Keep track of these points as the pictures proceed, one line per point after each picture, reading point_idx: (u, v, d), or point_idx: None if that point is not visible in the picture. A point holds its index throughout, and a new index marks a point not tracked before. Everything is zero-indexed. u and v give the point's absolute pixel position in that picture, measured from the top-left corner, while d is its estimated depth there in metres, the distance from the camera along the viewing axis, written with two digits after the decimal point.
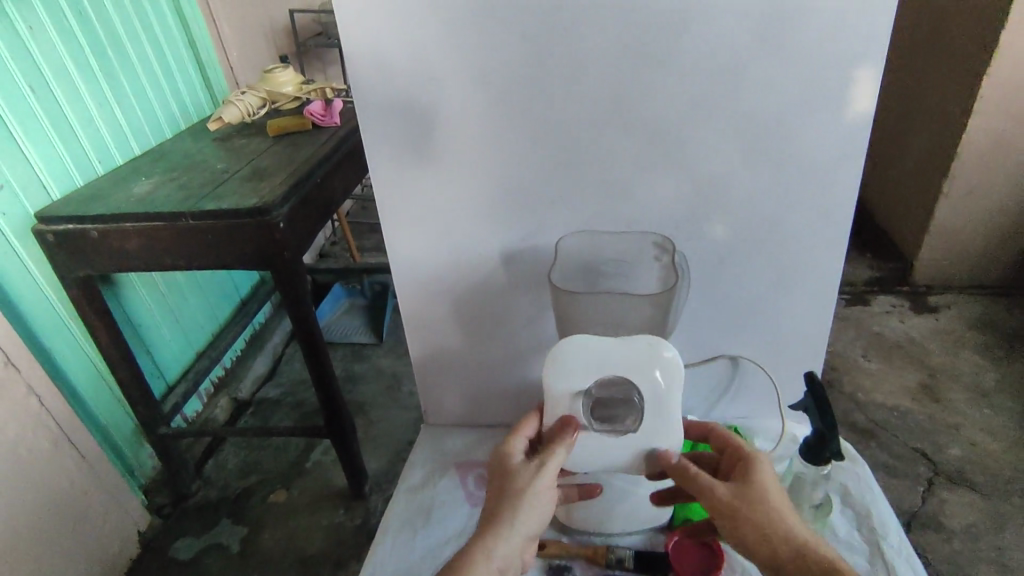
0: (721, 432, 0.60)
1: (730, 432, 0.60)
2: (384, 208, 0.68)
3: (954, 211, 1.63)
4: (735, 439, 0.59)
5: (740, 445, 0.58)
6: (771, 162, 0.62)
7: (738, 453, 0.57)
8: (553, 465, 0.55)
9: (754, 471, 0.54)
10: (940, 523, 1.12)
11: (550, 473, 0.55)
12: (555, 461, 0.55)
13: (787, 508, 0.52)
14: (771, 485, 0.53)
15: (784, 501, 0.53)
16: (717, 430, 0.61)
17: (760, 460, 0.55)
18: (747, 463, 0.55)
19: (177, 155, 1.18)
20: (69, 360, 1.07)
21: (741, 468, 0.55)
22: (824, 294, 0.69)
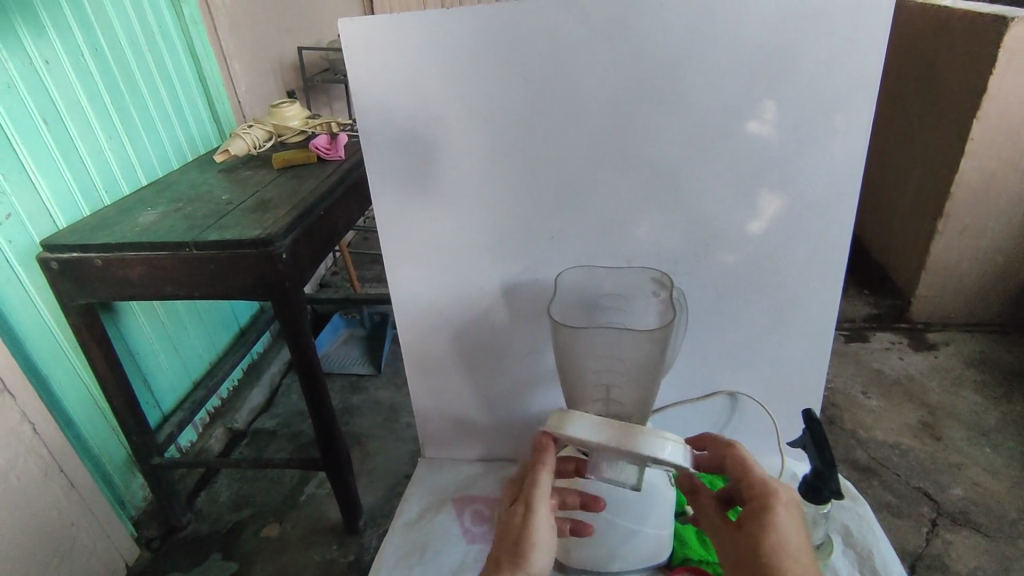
0: (737, 455, 0.57)
1: (746, 457, 0.57)
2: (387, 241, 0.70)
3: (948, 249, 1.65)
4: (749, 469, 0.56)
5: (753, 480, 0.55)
6: (768, 200, 0.63)
7: (751, 490, 0.55)
8: (542, 498, 0.56)
9: (763, 518, 0.53)
10: (946, 566, 1.09)
11: (542, 508, 0.55)
12: (541, 492, 0.56)
13: (797, 560, 0.51)
14: (779, 534, 0.52)
15: (795, 551, 0.51)
16: (732, 452, 0.58)
17: (769, 507, 0.53)
18: (758, 507, 0.53)
19: (183, 186, 1.20)
20: (65, 388, 1.07)
21: (750, 513, 0.54)
22: (821, 330, 0.69)
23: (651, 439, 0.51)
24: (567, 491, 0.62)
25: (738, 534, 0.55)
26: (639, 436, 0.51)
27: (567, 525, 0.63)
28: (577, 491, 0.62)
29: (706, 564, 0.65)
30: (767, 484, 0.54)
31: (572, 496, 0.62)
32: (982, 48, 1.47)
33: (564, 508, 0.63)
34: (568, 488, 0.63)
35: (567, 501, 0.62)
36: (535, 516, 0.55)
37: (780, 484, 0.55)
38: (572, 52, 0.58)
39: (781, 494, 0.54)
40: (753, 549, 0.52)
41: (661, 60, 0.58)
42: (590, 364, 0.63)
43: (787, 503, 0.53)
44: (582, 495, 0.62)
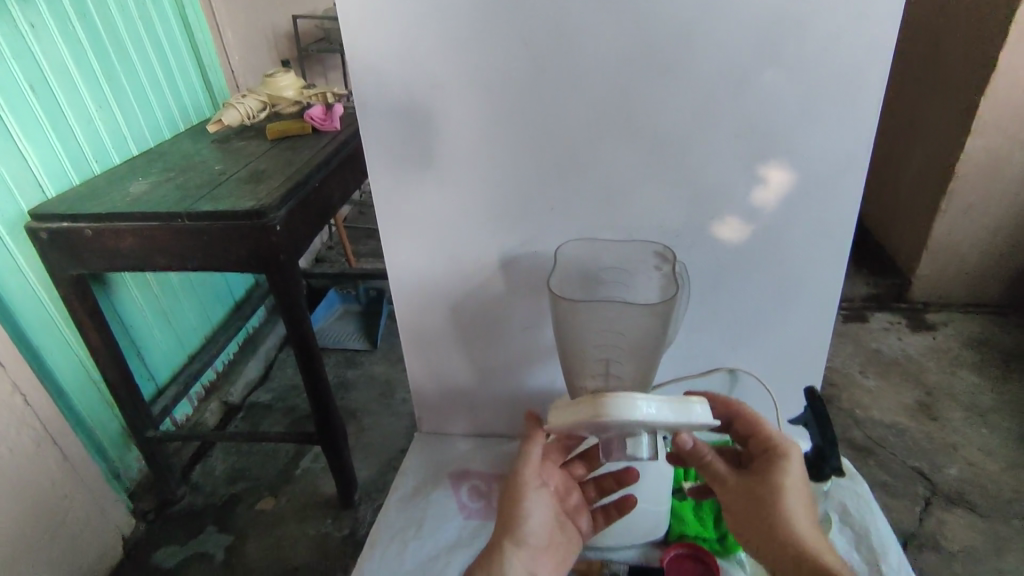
0: (747, 410, 0.56)
1: (756, 411, 0.56)
2: (383, 214, 0.68)
3: (951, 230, 1.63)
4: (763, 423, 0.55)
5: (767, 431, 0.54)
6: (774, 172, 0.61)
7: (764, 444, 0.54)
8: (529, 472, 0.56)
9: (777, 468, 0.52)
10: (939, 544, 1.10)
11: (529, 479, 0.56)
12: (528, 466, 0.56)
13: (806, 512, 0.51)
14: (793, 485, 0.51)
15: (804, 502, 0.51)
16: (740, 408, 0.57)
17: (784, 458, 0.52)
18: (772, 457, 0.53)
19: (176, 155, 1.17)
20: (57, 360, 1.06)
21: (764, 466, 0.53)
22: (824, 306, 0.68)
23: (615, 402, 0.48)
24: (602, 477, 0.65)
25: (745, 485, 0.53)
26: (600, 404, 0.48)
27: (612, 508, 0.63)
28: (609, 474, 0.64)
29: (702, 540, 0.64)
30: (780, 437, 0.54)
31: (608, 482, 0.64)
32: (993, 23, 1.43)
33: (601, 496, 0.65)
34: (601, 474, 0.65)
35: (603, 487, 0.64)
36: (520, 489, 0.56)
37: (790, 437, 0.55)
38: (572, 17, 0.56)
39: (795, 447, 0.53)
40: (764, 499, 0.51)
41: (667, 24, 0.55)
42: (589, 338, 0.61)
43: (800, 456, 0.53)
44: (614, 474, 0.64)
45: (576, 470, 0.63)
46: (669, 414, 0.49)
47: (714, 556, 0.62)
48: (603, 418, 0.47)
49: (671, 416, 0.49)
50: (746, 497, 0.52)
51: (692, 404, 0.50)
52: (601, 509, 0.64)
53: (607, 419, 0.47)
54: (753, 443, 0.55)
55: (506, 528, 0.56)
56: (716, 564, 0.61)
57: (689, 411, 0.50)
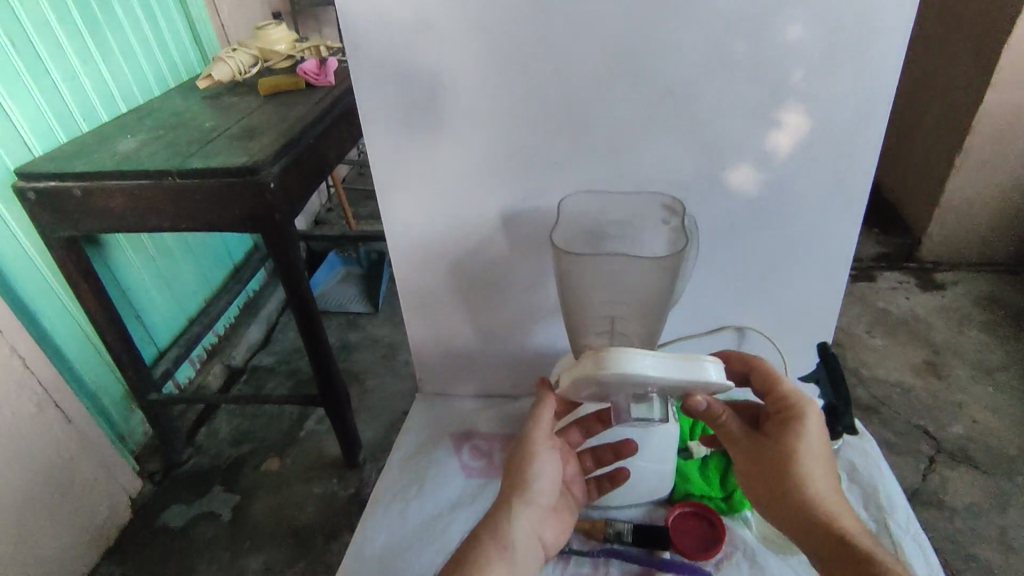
0: (764, 367, 0.55)
1: (773, 369, 0.54)
2: (378, 169, 0.65)
3: (964, 186, 1.59)
4: (779, 380, 0.53)
5: (783, 389, 0.52)
6: (791, 118, 0.58)
7: (781, 404, 0.52)
8: (540, 436, 0.55)
9: (793, 427, 0.50)
10: (942, 501, 1.10)
11: (540, 442, 0.55)
12: (539, 430, 0.55)
13: (822, 472, 0.49)
14: (810, 444, 0.50)
15: (821, 463, 0.50)
16: (758, 367, 0.55)
17: (800, 417, 0.51)
18: (788, 416, 0.51)
19: (166, 112, 1.14)
20: (55, 323, 1.05)
21: (779, 427, 0.51)
22: (837, 262, 0.66)
23: (617, 357, 0.47)
24: (601, 449, 0.62)
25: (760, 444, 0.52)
26: (602, 358, 0.47)
27: (606, 479, 0.62)
28: (609, 446, 0.61)
29: (708, 499, 0.63)
30: (797, 396, 0.52)
31: (606, 455, 0.61)
32: None
33: (598, 466, 0.62)
34: (599, 445, 0.62)
35: (601, 458, 0.62)
36: (530, 455, 0.55)
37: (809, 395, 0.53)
38: None
39: (813, 405, 0.52)
40: (778, 459, 0.50)
41: None
42: (595, 297, 0.59)
43: (818, 415, 0.51)
44: (613, 446, 0.61)
45: (571, 438, 0.61)
46: (675, 371, 0.47)
47: (719, 515, 0.62)
48: (603, 372, 0.47)
49: (679, 374, 0.47)
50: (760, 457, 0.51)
51: (703, 363, 0.48)
52: (596, 480, 0.62)
53: (607, 373, 0.47)
54: (768, 400, 0.54)
55: (513, 487, 0.55)
56: (721, 523, 0.61)
57: (700, 370, 0.48)
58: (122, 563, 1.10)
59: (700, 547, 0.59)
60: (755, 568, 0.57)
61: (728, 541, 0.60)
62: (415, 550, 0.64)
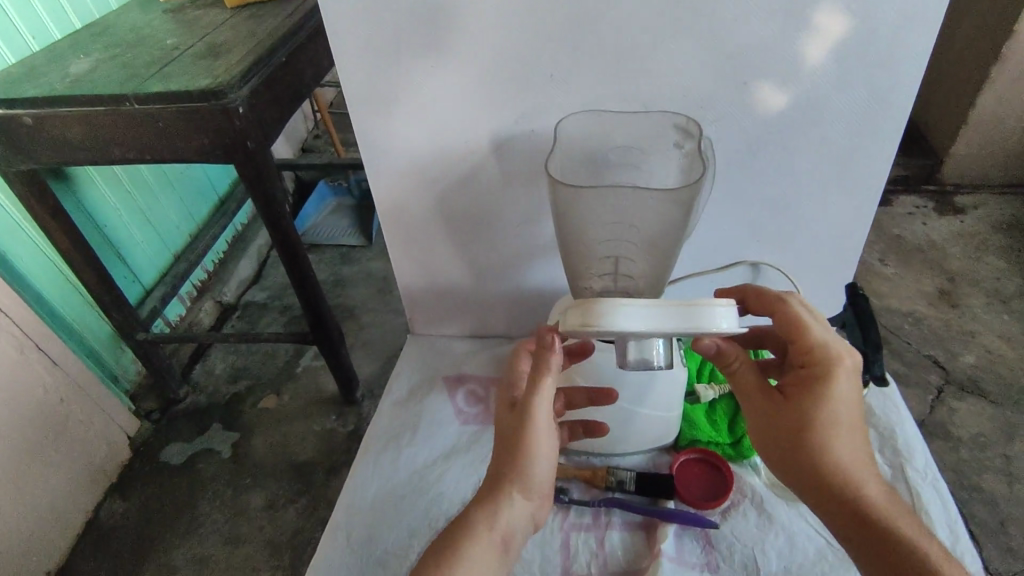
0: (793, 313, 0.48)
1: (803, 315, 0.48)
2: (351, 90, 0.57)
3: (995, 101, 1.48)
4: (808, 331, 0.47)
5: (811, 343, 0.47)
6: (829, 17, 0.49)
7: (807, 356, 0.47)
8: (539, 413, 0.47)
9: (818, 389, 0.46)
10: (949, 432, 1.09)
11: (540, 426, 0.48)
12: (538, 405, 0.47)
13: (848, 438, 0.45)
14: (836, 408, 0.45)
15: (848, 428, 0.45)
16: (785, 311, 0.49)
17: (826, 377, 0.46)
18: (814, 375, 0.46)
19: (124, 28, 1.03)
20: (27, 262, 1.00)
21: (803, 385, 0.47)
22: (868, 189, 0.59)
23: (605, 311, 0.43)
24: (573, 391, 0.57)
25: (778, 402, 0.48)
26: (592, 310, 0.43)
27: (580, 427, 0.58)
28: (584, 390, 0.56)
29: (715, 445, 0.60)
30: (826, 349, 0.46)
31: (580, 398, 0.57)
32: None
33: (570, 409, 0.58)
34: (573, 387, 0.57)
35: (572, 402, 0.57)
36: (528, 436, 0.47)
37: (843, 345, 0.47)
38: None
39: (845, 360, 0.46)
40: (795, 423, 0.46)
41: None
42: (597, 236, 0.53)
43: (850, 372, 0.46)
44: (589, 392, 0.56)
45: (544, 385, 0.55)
46: (674, 323, 0.42)
47: (727, 461, 0.59)
48: (592, 327, 0.43)
49: (679, 326, 0.42)
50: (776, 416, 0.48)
51: (712, 312, 0.43)
52: (569, 424, 0.59)
53: (594, 328, 0.43)
54: (796, 351, 0.49)
55: (513, 480, 0.48)
56: (730, 471, 0.58)
57: (709, 319, 0.42)
58: (126, 500, 1.11)
59: (707, 493, 0.57)
60: (763, 517, 0.55)
61: (736, 490, 0.57)
62: (410, 499, 0.61)
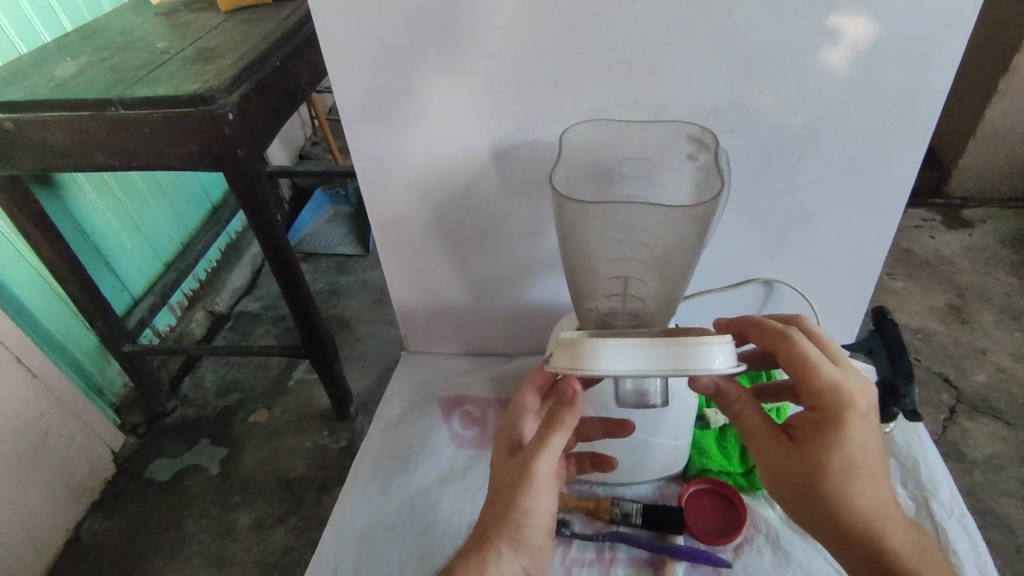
0: (798, 352, 0.43)
1: (809, 354, 0.43)
2: (342, 96, 0.54)
3: (1004, 113, 1.46)
4: (816, 371, 0.43)
5: (821, 386, 0.42)
6: (852, 22, 0.46)
7: (816, 399, 0.43)
8: (542, 475, 0.44)
9: (831, 437, 0.42)
10: (962, 454, 1.05)
11: (542, 483, 0.44)
12: (542, 467, 0.44)
13: (868, 484, 0.42)
14: (852, 455, 0.42)
15: (867, 476, 0.42)
16: (788, 349, 0.44)
17: (839, 424, 0.42)
18: (825, 421, 0.42)
19: (113, 31, 1.00)
20: (7, 270, 0.96)
21: (814, 431, 0.43)
22: (889, 204, 0.56)
23: (592, 354, 0.40)
24: (588, 423, 0.53)
25: (788, 452, 0.44)
26: (579, 353, 0.41)
27: (589, 460, 0.56)
28: (598, 422, 0.53)
29: (726, 475, 0.57)
30: (837, 392, 0.42)
31: (594, 430, 0.53)
32: None
33: (583, 440, 0.54)
34: (587, 417, 0.54)
35: (587, 435, 0.54)
36: (526, 492, 0.44)
37: (853, 383, 0.43)
38: None
39: (857, 402, 0.42)
40: (811, 478, 0.43)
41: None
42: (603, 254, 0.50)
43: (863, 414, 0.42)
44: (605, 425, 0.53)
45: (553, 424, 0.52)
46: (667, 365, 0.39)
47: (738, 492, 0.56)
48: (580, 371, 0.41)
49: (671, 368, 0.39)
50: (787, 468, 0.44)
51: (708, 350, 0.39)
52: (576, 457, 0.56)
53: (583, 373, 0.40)
54: (803, 390, 0.44)
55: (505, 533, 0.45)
56: (743, 504, 0.55)
57: (703, 359, 0.39)
58: (108, 518, 1.07)
59: (718, 528, 0.54)
60: (779, 554, 0.51)
61: (749, 524, 0.54)
62: (400, 529, 0.58)
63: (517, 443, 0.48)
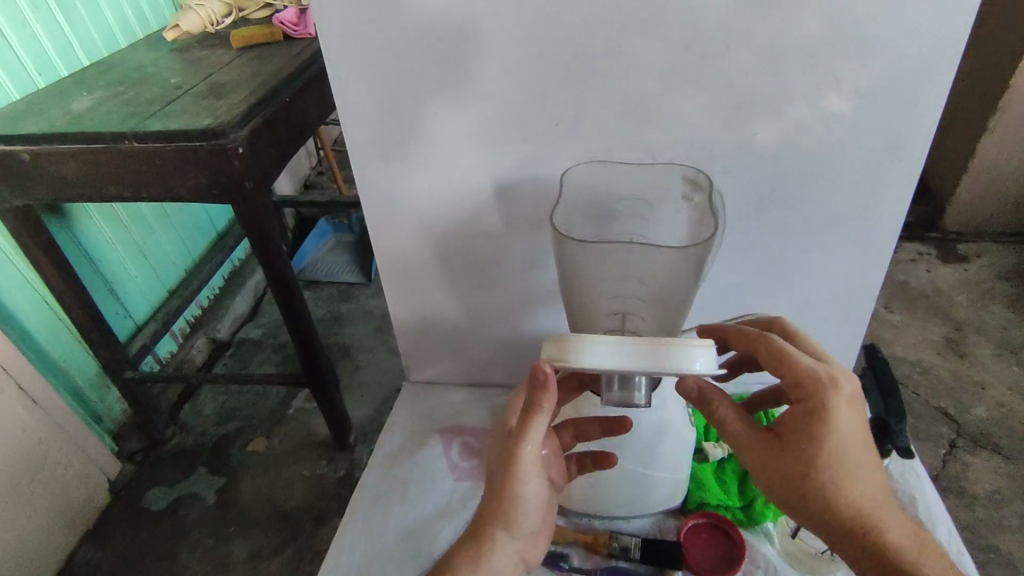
0: (774, 348, 0.45)
1: (784, 347, 0.45)
2: (351, 134, 0.56)
3: (996, 151, 1.49)
4: (794, 362, 0.44)
5: (802, 376, 0.43)
6: (840, 70, 0.48)
7: (800, 391, 0.44)
8: (527, 457, 0.45)
9: (819, 427, 0.42)
10: (963, 489, 1.05)
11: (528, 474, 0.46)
12: (527, 449, 0.45)
13: (859, 473, 0.43)
14: (839, 441, 0.42)
15: (857, 464, 0.43)
16: (766, 343, 0.46)
17: (826, 413, 0.42)
18: (811, 411, 0.43)
19: (127, 67, 1.03)
20: (13, 296, 0.97)
21: (801, 423, 0.43)
22: (880, 242, 0.57)
23: (578, 348, 0.41)
24: (586, 422, 0.54)
25: (780, 449, 0.44)
26: (562, 346, 0.41)
27: (589, 459, 0.54)
28: (597, 421, 0.53)
29: (724, 510, 0.57)
30: (820, 379, 0.43)
31: (593, 429, 0.54)
32: None
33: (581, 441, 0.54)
34: (586, 418, 0.54)
35: (584, 433, 0.54)
36: (514, 486, 0.46)
37: (836, 371, 0.44)
38: None
39: (840, 388, 0.43)
40: (800, 470, 0.43)
41: None
42: (603, 290, 0.51)
43: (847, 399, 0.43)
44: (604, 423, 0.53)
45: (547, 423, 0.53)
46: (650, 366, 0.40)
47: (737, 527, 0.56)
48: (562, 363, 0.41)
49: (653, 368, 0.40)
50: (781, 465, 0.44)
51: (691, 352, 0.40)
52: (577, 457, 0.55)
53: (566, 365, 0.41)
54: (787, 384, 0.45)
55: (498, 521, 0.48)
56: (742, 539, 0.54)
57: (686, 361, 0.40)
58: (102, 549, 1.06)
59: (718, 564, 0.53)
60: None
61: (748, 561, 0.54)
62: (398, 562, 0.57)
63: (508, 430, 0.49)
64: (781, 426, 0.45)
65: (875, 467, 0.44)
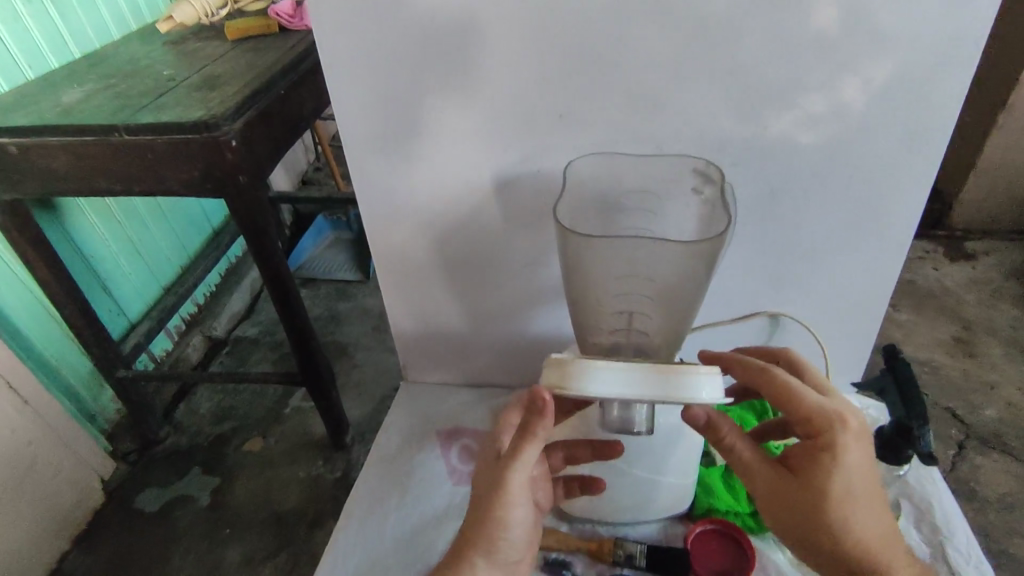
0: (779, 382, 0.43)
1: (790, 381, 0.43)
2: (346, 125, 0.54)
3: (1005, 147, 1.47)
4: (802, 397, 0.42)
5: (811, 411, 0.42)
6: (856, 59, 0.46)
7: (809, 426, 0.42)
8: (516, 485, 0.44)
9: (830, 464, 0.41)
10: (973, 491, 1.03)
11: (517, 498, 0.44)
12: (516, 476, 0.44)
13: (869, 509, 0.42)
14: (851, 478, 0.41)
15: (867, 502, 0.41)
16: (771, 376, 0.44)
17: (837, 450, 0.41)
18: (821, 448, 0.41)
19: (120, 59, 1.00)
20: (3, 294, 0.95)
21: (811, 460, 0.42)
22: (895, 239, 0.55)
23: (582, 374, 0.39)
24: (577, 445, 0.53)
25: (790, 485, 0.42)
26: (565, 372, 0.40)
27: (576, 484, 0.54)
28: (590, 446, 0.52)
29: (733, 516, 0.55)
30: (829, 415, 0.42)
31: (584, 452, 0.52)
32: None
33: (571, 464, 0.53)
34: (576, 441, 0.53)
35: (575, 456, 0.53)
36: (501, 508, 0.44)
37: (842, 406, 0.43)
38: None
39: (849, 423, 0.41)
40: (811, 509, 0.41)
41: None
42: (608, 287, 0.49)
43: (857, 435, 0.41)
44: (595, 448, 0.52)
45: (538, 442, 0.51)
46: (656, 392, 0.39)
47: (747, 535, 0.54)
48: (566, 390, 0.40)
49: (658, 394, 0.39)
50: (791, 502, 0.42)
51: (697, 379, 0.39)
52: (564, 483, 0.55)
53: (569, 392, 0.40)
54: (793, 418, 0.43)
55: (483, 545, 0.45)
56: (751, 546, 0.52)
57: (691, 388, 0.39)
58: (94, 551, 1.04)
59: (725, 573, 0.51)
60: None
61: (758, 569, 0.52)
62: (394, 570, 0.56)
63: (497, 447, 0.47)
64: (789, 461, 0.43)
65: (882, 501, 0.43)
